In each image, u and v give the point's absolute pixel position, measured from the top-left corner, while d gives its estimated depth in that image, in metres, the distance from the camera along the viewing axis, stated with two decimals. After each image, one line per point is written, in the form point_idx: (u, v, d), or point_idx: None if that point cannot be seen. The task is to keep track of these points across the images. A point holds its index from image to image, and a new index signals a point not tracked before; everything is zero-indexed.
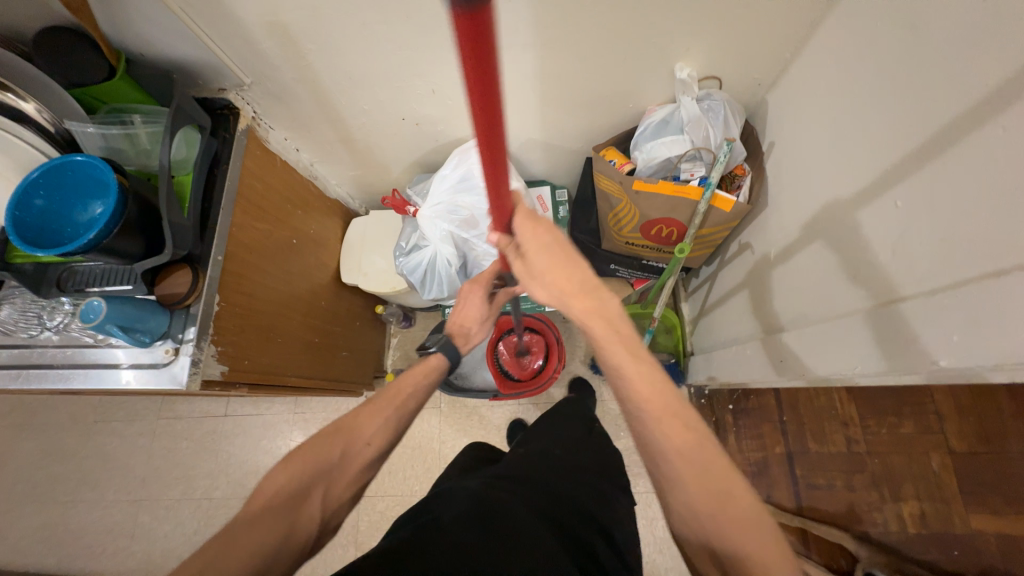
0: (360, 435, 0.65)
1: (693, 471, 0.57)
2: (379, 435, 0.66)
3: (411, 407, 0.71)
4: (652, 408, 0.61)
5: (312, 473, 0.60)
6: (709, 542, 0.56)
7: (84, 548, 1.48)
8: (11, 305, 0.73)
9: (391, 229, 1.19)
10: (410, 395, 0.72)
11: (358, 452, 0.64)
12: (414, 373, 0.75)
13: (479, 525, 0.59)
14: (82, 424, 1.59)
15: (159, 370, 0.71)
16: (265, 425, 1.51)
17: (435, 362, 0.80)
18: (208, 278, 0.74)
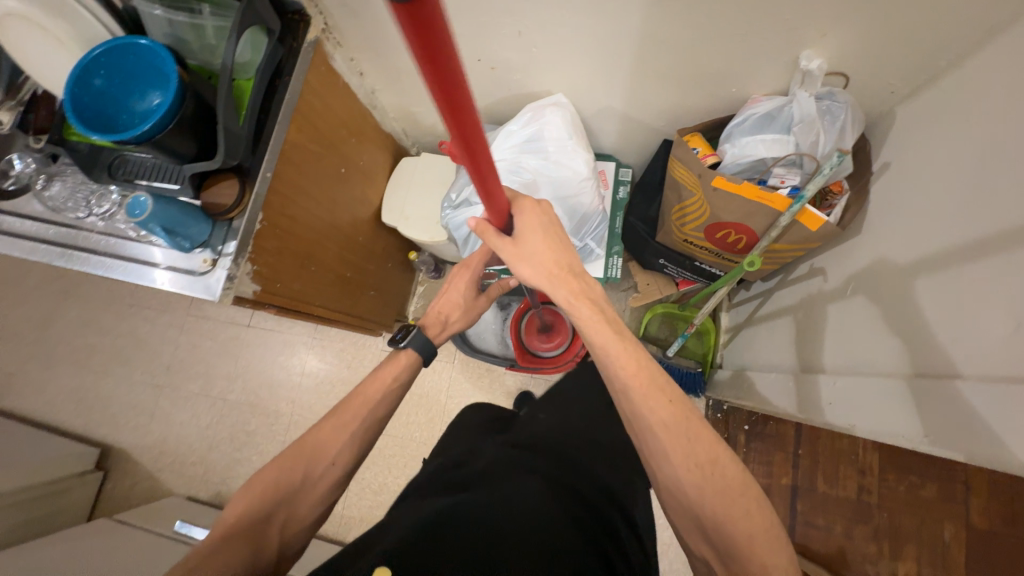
0: (324, 456, 0.73)
1: (676, 446, 0.60)
2: (342, 452, 0.74)
3: (376, 416, 0.79)
4: (637, 381, 0.63)
5: (277, 496, 0.68)
6: (698, 519, 0.60)
7: (109, 417, 1.60)
8: (63, 183, 0.73)
9: (440, 176, 1.15)
10: (375, 405, 0.80)
11: (323, 470, 0.72)
12: (381, 377, 0.82)
13: (486, 497, 0.58)
14: (118, 304, 1.67)
15: (195, 278, 0.71)
16: (284, 343, 1.55)
17: (406, 360, 0.86)
18: (254, 193, 0.72)
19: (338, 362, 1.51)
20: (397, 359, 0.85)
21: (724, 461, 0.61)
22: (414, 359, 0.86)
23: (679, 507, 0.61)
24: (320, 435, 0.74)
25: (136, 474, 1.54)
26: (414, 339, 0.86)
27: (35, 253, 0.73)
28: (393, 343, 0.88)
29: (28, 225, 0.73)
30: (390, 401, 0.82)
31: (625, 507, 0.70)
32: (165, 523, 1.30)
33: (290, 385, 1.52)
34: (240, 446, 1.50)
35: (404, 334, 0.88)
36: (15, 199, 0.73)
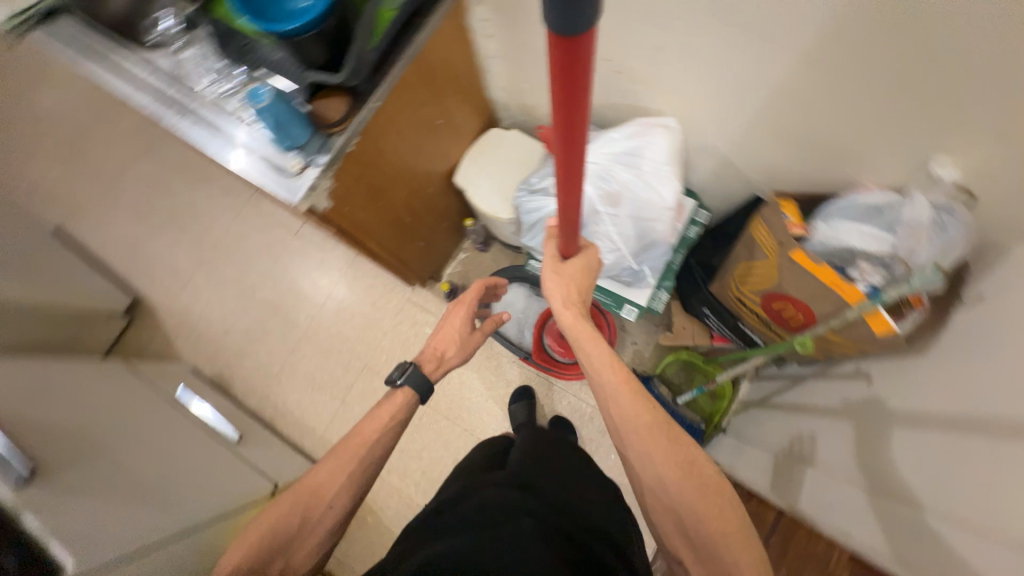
0: (322, 497, 0.87)
1: (656, 448, 0.66)
2: (341, 498, 0.88)
3: (372, 455, 0.92)
4: (621, 393, 0.71)
5: (275, 545, 0.84)
6: (681, 521, 0.64)
7: (148, 272, 1.70)
8: (196, 50, 0.78)
9: (518, 156, 1.15)
10: (370, 447, 0.92)
11: (322, 512, 0.87)
12: (381, 419, 0.94)
13: (473, 554, 0.60)
14: (188, 175, 1.77)
15: (281, 176, 0.74)
16: (321, 263, 1.61)
17: (401, 401, 0.97)
18: (359, 116, 0.75)
19: (364, 296, 1.56)
20: (393, 399, 0.96)
21: (704, 469, 0.67)
22: (407, 398, 0.96)
23: (664, 509, 0.66)
24: (318, 478, 0.89)
25: (155, 331, 1.65)
26: (409, 377, 0.97)
27: (149, 106, 0.78)
28: (392, 381, 0.98)
29: (153, 79, 0.78)
30: (388, 438, 0.94)
31: (623, 550, 0.70)
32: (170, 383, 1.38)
33: (315, 302, 1.58)
34: (252, 340, 1.57)
35: (403, 373, 0.98)
36: (152, 54, 0.79)
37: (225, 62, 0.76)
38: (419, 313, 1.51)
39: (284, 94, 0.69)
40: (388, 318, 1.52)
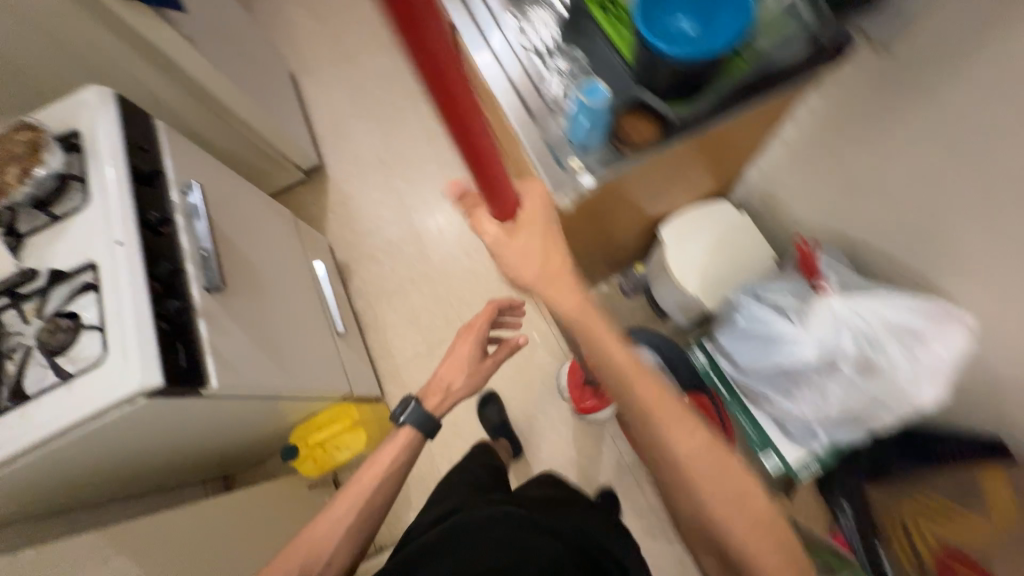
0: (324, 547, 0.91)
1: (695, 473, 0.64)
2: (337, 550, 0.92)
3: (372, 498, 0.99)
4: (668, 430, 0.65)
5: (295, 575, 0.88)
6: (720, 543, 0.66)
7: (336, 146, 1.84)
8: (535, 17, 0.81)
9: (716, 236, 1.09)
10: (374, 486, 1.00)
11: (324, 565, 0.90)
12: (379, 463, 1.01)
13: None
14: (411, 82, 1.90)
15: (556, 166, 0.74)
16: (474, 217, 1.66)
17: (403, 439, 1.06)
18: (655, 148, 0.72)
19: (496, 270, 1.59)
20: (395, 440, 1.06)
21: (750, 491, 0.65)
22: (408, 438, 1.07)
23: (715, 543, 0.67)
24: (324, 527, 0.93)
25: (316, 196, 1.78)
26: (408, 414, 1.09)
27: (471, 45, 0.81)
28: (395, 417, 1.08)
29: (485, 22, 0.81)
30: (391, 484, 1.02)
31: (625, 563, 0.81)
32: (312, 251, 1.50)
33: (453, 250, 1.63)
34: (385, 251, 1.66)
35: (405, 407, 1.09)
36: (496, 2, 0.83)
37: (559, 44, 0.79)
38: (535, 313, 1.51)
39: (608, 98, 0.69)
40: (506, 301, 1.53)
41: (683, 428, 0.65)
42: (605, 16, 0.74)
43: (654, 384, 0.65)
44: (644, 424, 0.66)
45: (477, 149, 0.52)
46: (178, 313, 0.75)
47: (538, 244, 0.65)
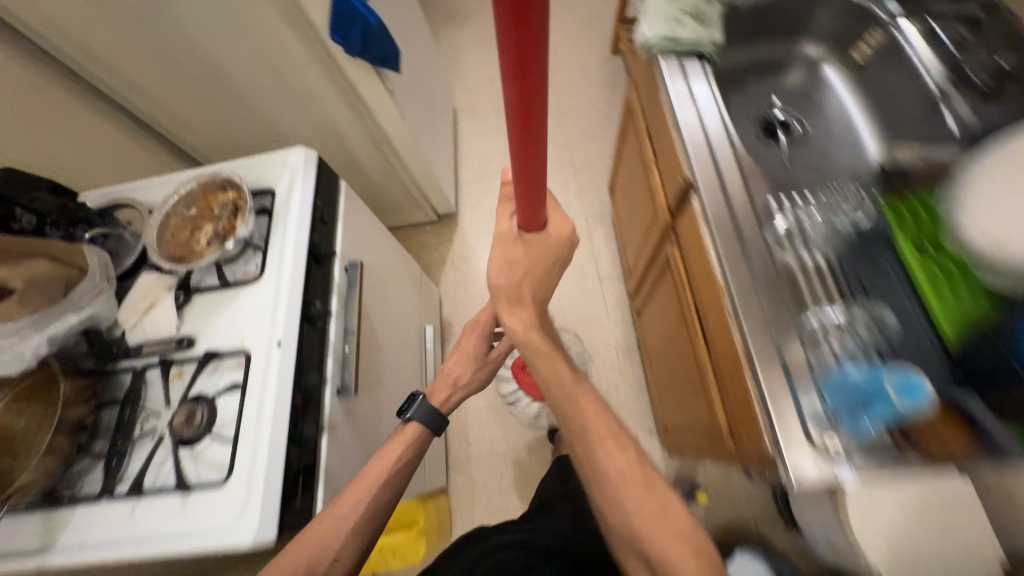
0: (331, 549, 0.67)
1: (625, 488, 0.75)
2: (348, 547, 0.68)
3: (385, 497, 0.75)
4: (596, 434, 0.79)
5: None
6: (643, 551, 0.71)
7: (476, 195, 1.80)
8: (814, 230, 0.73)
9: (920, 500, 0.79)
10: (380, 487, 0.75)
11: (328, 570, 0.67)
12: (385, 458, 0.78)
13: None
14: (567, 152, 1.81)
15: (804, 428, 0.56)
16: (593, 317, 1.52)
17: (413, 432, 0.85)
18: (935, 466, 0.56)
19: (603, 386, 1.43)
20: (404, 433, 0.84)
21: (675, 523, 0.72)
22: (418, 430, 0.86)
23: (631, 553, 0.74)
24: (322, 526, 0.67)
25: (440, 240, 1.75)
26: (416, 408, 0.88)
27: (735, 225, 0.70)
28: (401, 415, 0.89)
29: (757, 208, 0.72)
30: (401, 480, 0.79)
31: None
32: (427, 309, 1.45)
33: None
34: None
35: (409, 405, 0.88)
36: (774, 194, 0.75)
37: (831, 274, 0.70)
38: None
39: (907, 386, 0.58)
40: None
41: (607, 428, 0.81)
42: (921, 275, 0.65)
43: (590, 407, 0.82)
44: (580, 443, 0.80)
45: (534, 177, 0.49)
46: (311, 436, 0.68)
47: (531, 269, 0.76)
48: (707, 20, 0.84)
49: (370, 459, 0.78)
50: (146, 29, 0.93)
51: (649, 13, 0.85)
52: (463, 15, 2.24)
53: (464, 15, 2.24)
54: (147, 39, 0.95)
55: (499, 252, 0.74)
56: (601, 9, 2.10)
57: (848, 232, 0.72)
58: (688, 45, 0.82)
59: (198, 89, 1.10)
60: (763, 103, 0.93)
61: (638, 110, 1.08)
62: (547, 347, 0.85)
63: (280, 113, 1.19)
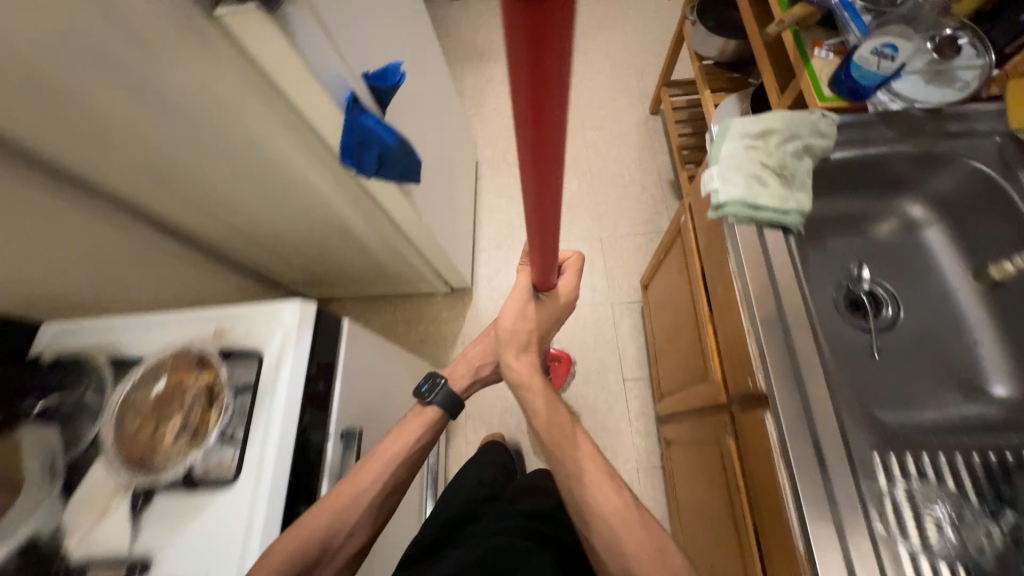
0: (346, 526, 0.66)
1: (609, 502, 0.71)
2: (361, 526, 0.69)
3: (400, 475, 0.75)
4: (585, 475, 0.74)
5: (304, 560, 0.60)
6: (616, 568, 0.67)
7: (494, 264, 1.67)
8: (934, 506, 0.56)
9: None
10: (399, 467, 0.75)
11: (342, 542, 0.66)
12: (401, 439, 0.77)
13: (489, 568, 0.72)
14: (595, 224, 1.66)
15: None
16: (612, 422, 1.38)
17: (430, 414, 0.82)
18: None
19: None
20: (420, 416, 0.82)
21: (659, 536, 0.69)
22: (437, 415, 0.82)
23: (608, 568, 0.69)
24: (345, 494, 0.67)
25: (453, 313, 1.62)
26: (437, 391, 0.84)
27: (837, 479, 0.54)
28: (419, 399, 0.83)
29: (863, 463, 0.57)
30: (415, 461, 0.78)
31: None
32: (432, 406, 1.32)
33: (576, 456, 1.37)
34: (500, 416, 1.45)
35: (430, 389, 0.84)
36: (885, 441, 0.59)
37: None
38: None
39: None
40: None
41: (588, 457, 0.76)
42: None
43: (584, 441, 0.79)
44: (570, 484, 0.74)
45: (543, 214, 0.49)
46: None
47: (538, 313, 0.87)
48: (795, 178, 0.69)
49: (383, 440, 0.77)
50: (136, 142, 0.72)
51: (724, 166, 0.71)
52: (494, 57, 2.11)
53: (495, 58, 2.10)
54: (123, 147, 0.73)
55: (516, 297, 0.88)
56: (642, 63, 1.95)
57: (973, 522, 0.56)
58: (775, 210, 0.67)
59: (176, 194, 0.89)
60: (849, 274, 0.76)
61: (693, 239, 0.91)
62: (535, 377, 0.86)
63: (285, 214, 1.03)
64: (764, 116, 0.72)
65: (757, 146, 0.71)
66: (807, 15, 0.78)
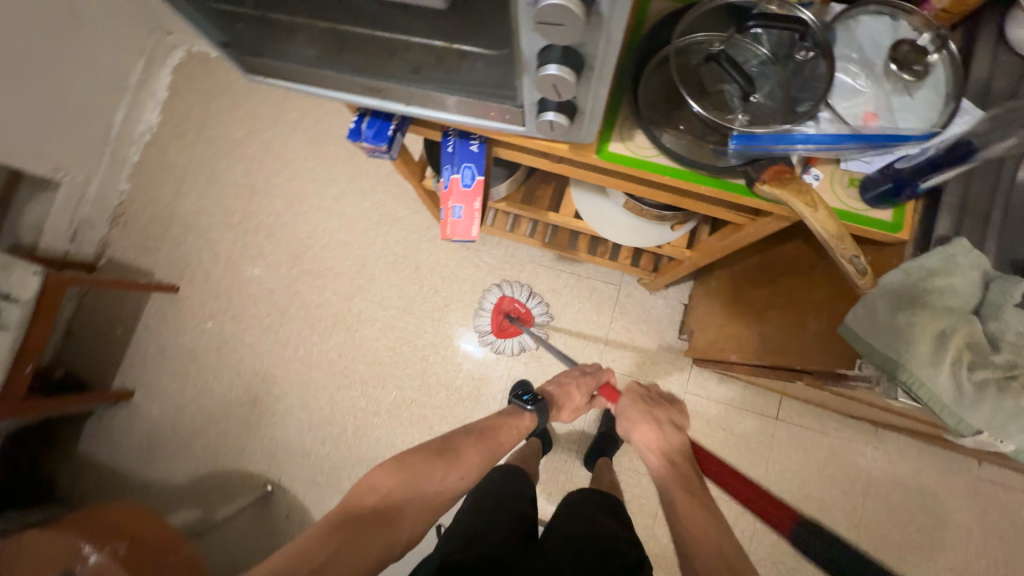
0: (457, 468, 0.75)
1: (688, 507, 0.67)
2: (472, 471, 0.76)
3: (491, 457, 0.80)
4: (700, 516, 0.65)
5: (412, 487, 0.70)
6: None
7: None
8: None
9: None
10: (501, 450, 0.82)
11: (452, 479, 0.73)
12: (516, 429, 0.86)
13: None
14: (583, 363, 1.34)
15: None
16: (838, 450, 1.23)
17: (526, 423, 0.88)
18: None
19: (916, 485, 1.20)
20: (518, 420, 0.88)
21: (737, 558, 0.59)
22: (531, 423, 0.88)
23: None
24: (466, 444, 0.78)
25: None
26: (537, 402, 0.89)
27: None
28: (519, 400, 0.91)
29: None
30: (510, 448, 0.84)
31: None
32: None
33: (852, 507, 1.21)
34: None
35: (532, 398, 0.90)
36: None
37: None
38: (1004, 494, 1.19)
39: None
40: (966, 508, 1.18)
41: (682, 480, 0.72)
42: None
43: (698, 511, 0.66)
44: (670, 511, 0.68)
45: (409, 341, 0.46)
46: None
47: (634, 414, 0.83)
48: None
49: (505, 419, 0.87)
50: None
51: (981, 419, 0.46)
52: (272, 384, 1.48)
53: (276, 381, 1.48)
54: None
55: (631, 410, 0.83)
56: (380, 214, 1.53)
57: None
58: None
59: None
60: None
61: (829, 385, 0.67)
62: (678, 484, 0.71)
63: None
64: (917, 322, 0.47)
65: (966, 357, 0.46)
66: (814, 195, 0.46)
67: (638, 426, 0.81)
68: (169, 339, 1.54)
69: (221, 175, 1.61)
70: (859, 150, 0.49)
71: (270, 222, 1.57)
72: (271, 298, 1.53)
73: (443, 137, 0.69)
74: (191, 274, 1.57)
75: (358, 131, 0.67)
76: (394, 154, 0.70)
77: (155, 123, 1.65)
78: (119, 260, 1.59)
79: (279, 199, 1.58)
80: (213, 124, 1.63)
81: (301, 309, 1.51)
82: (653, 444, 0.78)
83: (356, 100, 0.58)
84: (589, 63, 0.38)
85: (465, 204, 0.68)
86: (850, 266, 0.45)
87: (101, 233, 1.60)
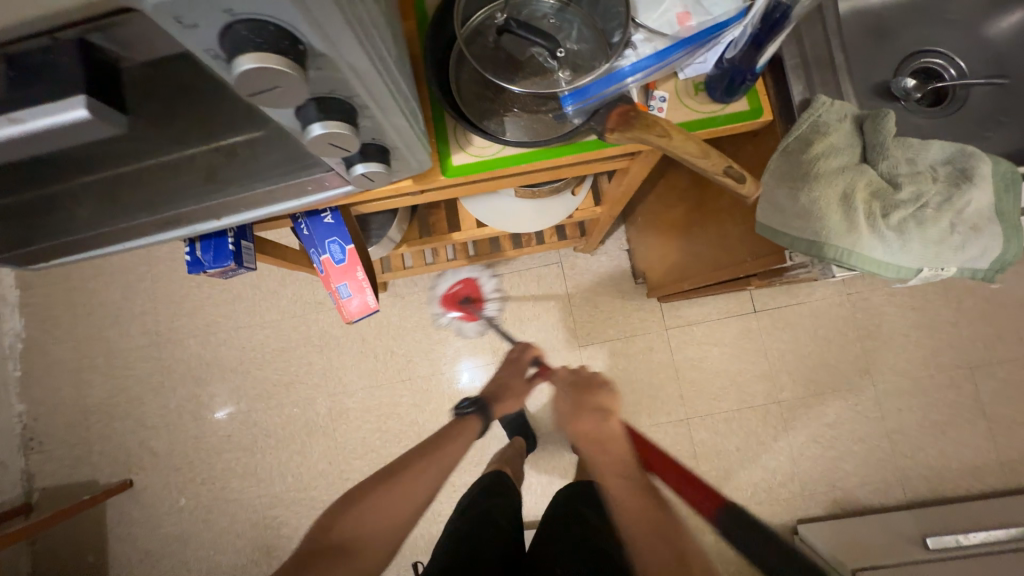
0: (413, 483, 0.70)
1: (621, 486, 0.69)
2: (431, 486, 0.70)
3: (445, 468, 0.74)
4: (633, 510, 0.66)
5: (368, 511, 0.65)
6: None
7: None
8: None
9: None
10: (447, 458, 0.76)
11: (414, 496, 0.68)
12: (456, 440, 0.80)
13: None
14: (563, 348, 1.30)
15: None
16: (819, 311, 1.26)
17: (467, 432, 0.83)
18: None
19: (896, 309, 1.25)
20: (457, 436, 0.81)
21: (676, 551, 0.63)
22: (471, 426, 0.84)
23: None
24: (417, 466, 0.72)
25: None
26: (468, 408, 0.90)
27: None
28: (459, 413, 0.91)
29: None
30: (453, 456, 0.77)
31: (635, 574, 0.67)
32: (889, 551, 1.02)
33: (855, 355, 1.24)
34: (831, 444, 1.21)
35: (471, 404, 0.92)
36: None
37: None
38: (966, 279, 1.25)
39: None
40: (946, 307, 1.23)
41: (622, 472, 0.70)
42: None
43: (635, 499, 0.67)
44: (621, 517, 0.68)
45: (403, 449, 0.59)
46: None
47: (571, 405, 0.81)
48: (937, 157, 0.45)
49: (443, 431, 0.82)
50: None
51: (916, 258, 0.44)
52: (278, 525, 1.36)
53: (282, 521, 1.36)
54: None
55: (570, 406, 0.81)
56: (303, 305, 1.42)
57: None
58: (1009, 195, 0.44)
59: None
60: (905, 96, 0.60)
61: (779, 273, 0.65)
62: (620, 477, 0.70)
63: None
64: (819, 197, 0.45)
65: (875, 207, 0.44)
66: (663, 123, 0.42)
67: (575, 421, 0.79)
68: (150, 537, 1.38)
69: (120, 345, 1.44)
70: (690, 56, 0.46)
71: (195, 366, 1.43)
72: (234, 442, 1.40)
73: (293, 223, 0.61)
74: (139, 460, 1.41)
75: (197, 261, 0.59)
76: (252, 264, 0.61)
77: (20, 328, 1.45)
78: (55, 485, 1.41)
79: (193, 341, 1.43)
80: (84, 299, 1.45)
81: (270, 437, 1.39)
82: (585, 435, 0.77)
83: (156, 239, 0.50)
84: (357, 103, 0.31)
85: (349, 279, 0.61)
86: (728, 177, 0.42)
87: (19, 468, 1.40)
